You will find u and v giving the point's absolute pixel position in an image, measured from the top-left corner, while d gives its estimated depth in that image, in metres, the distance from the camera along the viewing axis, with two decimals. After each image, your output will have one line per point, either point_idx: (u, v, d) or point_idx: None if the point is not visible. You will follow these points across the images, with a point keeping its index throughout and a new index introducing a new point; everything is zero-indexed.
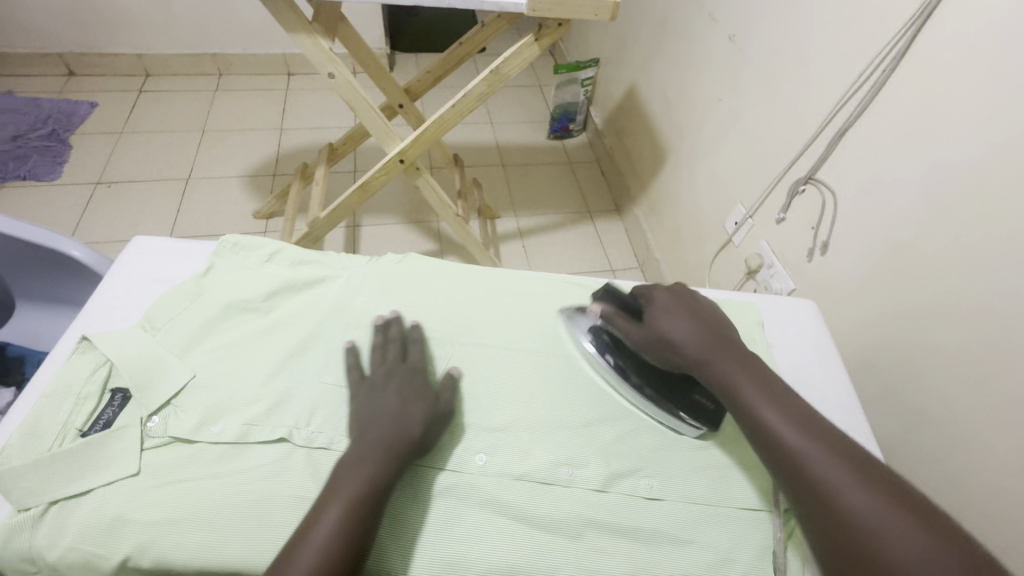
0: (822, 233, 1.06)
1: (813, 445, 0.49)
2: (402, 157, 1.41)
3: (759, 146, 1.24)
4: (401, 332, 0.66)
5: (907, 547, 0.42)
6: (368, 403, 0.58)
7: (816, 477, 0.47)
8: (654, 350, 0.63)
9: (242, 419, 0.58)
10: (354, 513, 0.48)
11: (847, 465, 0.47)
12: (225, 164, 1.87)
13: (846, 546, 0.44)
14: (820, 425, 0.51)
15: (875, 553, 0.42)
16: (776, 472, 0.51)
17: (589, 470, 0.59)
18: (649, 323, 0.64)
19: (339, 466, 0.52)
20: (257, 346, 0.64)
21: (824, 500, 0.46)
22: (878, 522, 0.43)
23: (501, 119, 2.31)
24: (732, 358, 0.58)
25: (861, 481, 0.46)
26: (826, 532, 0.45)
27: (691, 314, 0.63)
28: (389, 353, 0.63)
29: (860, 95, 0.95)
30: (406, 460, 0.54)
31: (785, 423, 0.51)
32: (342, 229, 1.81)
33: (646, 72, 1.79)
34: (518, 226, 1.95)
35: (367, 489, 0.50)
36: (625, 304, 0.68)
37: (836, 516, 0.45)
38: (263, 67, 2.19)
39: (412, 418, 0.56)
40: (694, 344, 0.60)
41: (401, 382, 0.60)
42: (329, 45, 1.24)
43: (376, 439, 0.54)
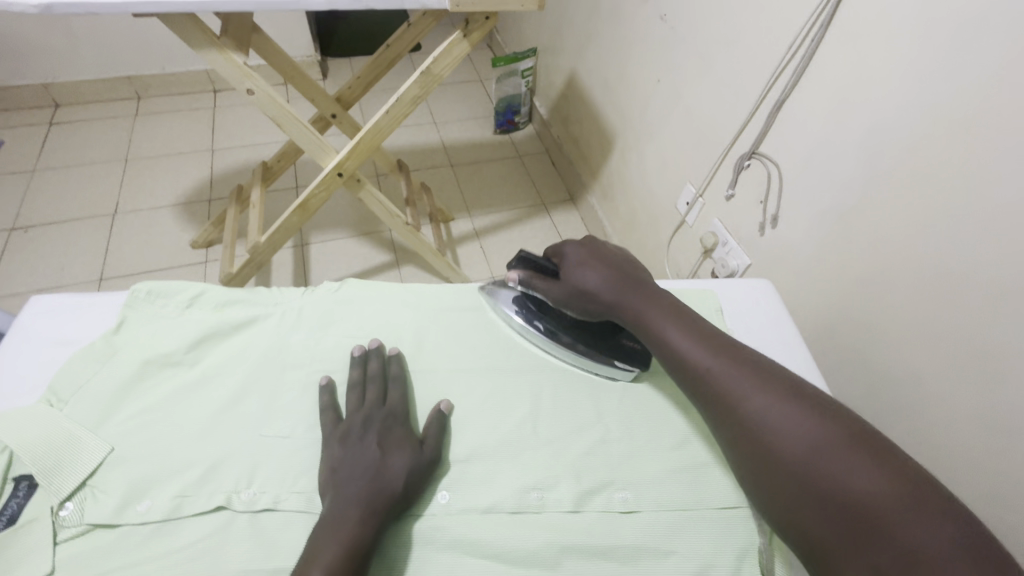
0: (771, 206, 1.06)
1: (720, 360, 0.54)
2: (341, 170, 1.34)
3: (702, 124, 1.23)
4: (380, 368, 0.62)
5: (796, 435, 0.47)
6: (346, 453, 0.54)
7: (721, 388, 0.52)
8: (575, 304, 0.64)
9: (172, 490, 0.52)
10: (338, 572, 0.45)
11: (747, 374, 0.52)
12: (154, 194, 1.74)
13: (747, 442, 0.50)
14: (720, 342, 0.56)
15: (769, 445, 0.48)
16: (689, 389, 0.55)
17: (560, 490, 0.56)
18: (564, 280, 0.64)
19: (319, 526, 0.49)
20: (184, 405, 0.58)
21: (728, 408, 0.51)
22: (773, 421, 0.49)
23: (444, 117, 2.25)
24: (645, 294, 0.61)
25: (760, 389, 0.51)
26: (729, 432, 0.51)
27: (600, 259, 0.64)
28: (367, 394, 0.59)
29: (792, 67, 0.95)
30: (389, 512, 0.50)
31: (693, 343, 0.56)
32: (290, 250, 1.73)
33: (584, 57, 1.77)
34: (474, 226, 1.90)
35: (348, 551, 0.46)
36: (540, 264, 0.66)
37: (737, 419, 0.51)
38: (186, 86, 2.05)
39: (394, 469, 0.53)
40: (606, 288, 0.61)
41: (380, 429, 0.56)
42: (244, 59, 1.16)
43: (359, 493, 0.50)
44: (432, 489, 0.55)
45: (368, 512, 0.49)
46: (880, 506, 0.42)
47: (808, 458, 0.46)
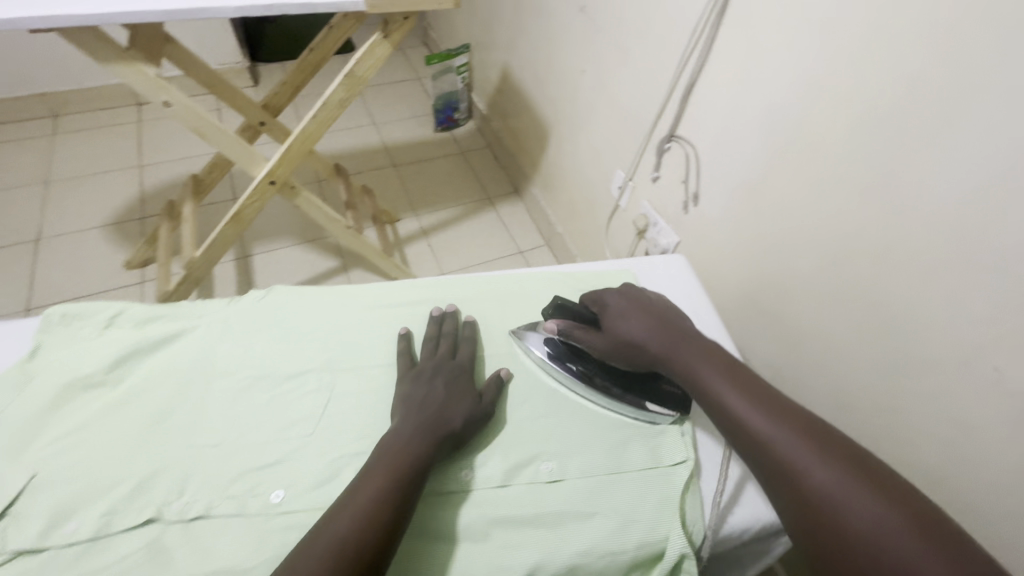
0: (692, 184, 1.12)
1: (780, 427, 0.52)
2: (273, 178, 1.32)
3: (626, 110, 1.29)
4: (453, 327, 0.70)
5: (863, 514, 0.45)
6: (417, 389, 0.61)
7: (779, 457, 0.50)
8: (620, 355, 0.64)
9: (100, 509, 0.52)
10: (398, 480, 0.52)
11: (810, 442, 0.50)
12: (79, 216, 1.67)
13: (810, 517, 0.47)
14: (779, 404, 0.54)
15: (834, 520, 0.46)
16: (747, 455, 0.54)
17: (488, 468, 0.60)
18: (605, 330, 0.66)
19: (387, 440, 0.56)
20: (110, 424, 0.58)
21: (791, 480, 0.49)
22: (841, 496, 0.46)
23: (384, 118, 2.24)
24: (697, 350, 0.61)
25: (823, 459, 0.49)
26: (789, 504, 0.49)
27: (646, 311, 0.66)
28: (440, 346, 0.67)
29: (697, 53, 1.01)
30: (445, 445, 0.57)
31: (750, 408, 0.55)
32: (231, 263, 1.69)
33: (515, 51, 1.80)
34: (420, 226, 1.91)
35: (416, 462, 0.54)
36: (577, 312, 0.69)
37: (797, 491, 0.48)
38: (107, 100, 1.96)
39: (455, 412, 0.60)
40: (654, 340, 0.63)
41: (448, 377, 0.63)
42: (157, 71, 1.13)
43: (425, 422, 0.57)
44: (484, 436, 0.62)
45: (433, 438, 0.56)
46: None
47: (879, 539, 0.43)
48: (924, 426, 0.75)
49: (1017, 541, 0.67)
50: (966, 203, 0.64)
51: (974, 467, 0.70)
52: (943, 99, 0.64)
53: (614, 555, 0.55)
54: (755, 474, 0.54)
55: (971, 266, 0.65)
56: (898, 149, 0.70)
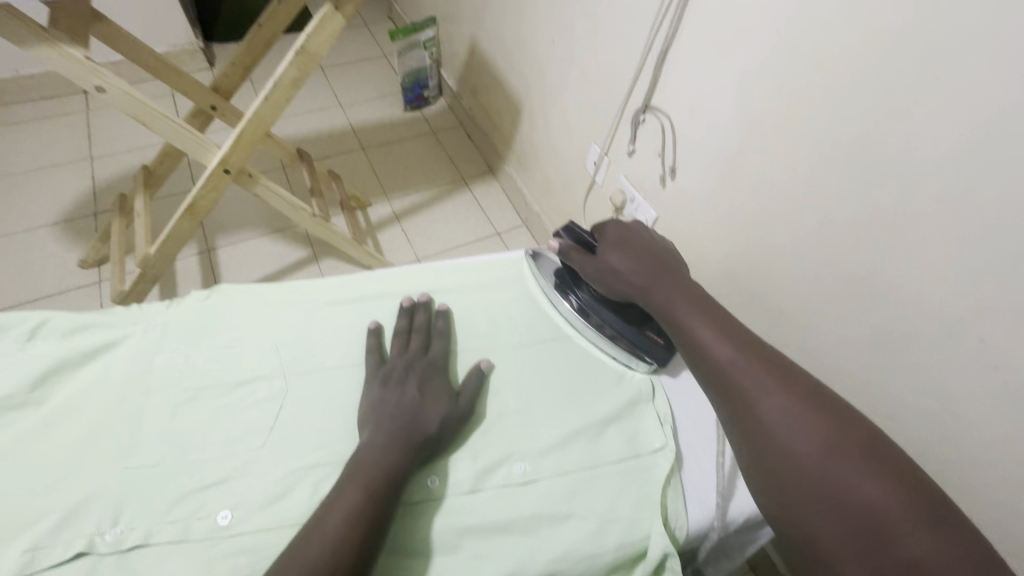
0: (668, 157, 1.07)
1: (746, 355, 0.51)
2: (227, 166, 1.24)
3: (598, 82, 1.22)
4: (427, 320, 0.65)
5: (811, 438, 0.46)
6: (387, 393, 0.57)
7: (740, 385, 0.50)
8: (605, 283, 0.64)
9: (21, 546, 0.47)
10: (374, 497, 0.48)
11: (772, 373, 0.50)
12: (26, 214, 1.56)
13: (761, 442, 0.47)
14: (747, 336, 0.54)
15: (786, 445, 0.46)
16: (708, 381, 0.53)
17: (456, 473, 0.56)
18: (598, 257, 0.65)
19: (358, 453, 0.52)
20: (34, 448, 0.52)
21: (747, 405, 0.49)
22: (793, 423, 0.47)
23: (350, 98, 2.13)
24: (673, 283, 0.60)
25: (782, 387, 0.49)
26: (744, 429, 0.49)
27: (631, 244, 0.65)
28: (412, 342, 0.63)
29: (669, 17, 0.95)
30: (421, 452, 0.53)
31: (719, 337, 0.53)
32: (193, 257, 1.61)
33: (482, 23, 1.71)
34: (393, 210, 1.84)
35: (388, 475, 0.50)
36: (582, 238, 0.68)
37: (753, 417, 0.48)
38: (50, 89, 1.83)
39: (431, 414, 0.56)
40: (636, 273, 0.62)
41: (419, 376, 0.59)
42: (86, 53, 1.03)
43: (396, 428, 0.53)
44: (464, 435, 0.59)
45: (406, 446, 0.52)
46: (888, 515, 0.41)
47: (826, 464, 0.44)
48: (907, 400, 0.73)
49: (1002, 514, 0.66)
50: (952, 168, 0.60)
51: (958, 441, 0.68)
52: (928, 57, 0.59)
53: (593, 559, 0.52)
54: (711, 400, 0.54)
55: (958, 235, 0.61)
56: (881, 114, 0.65)
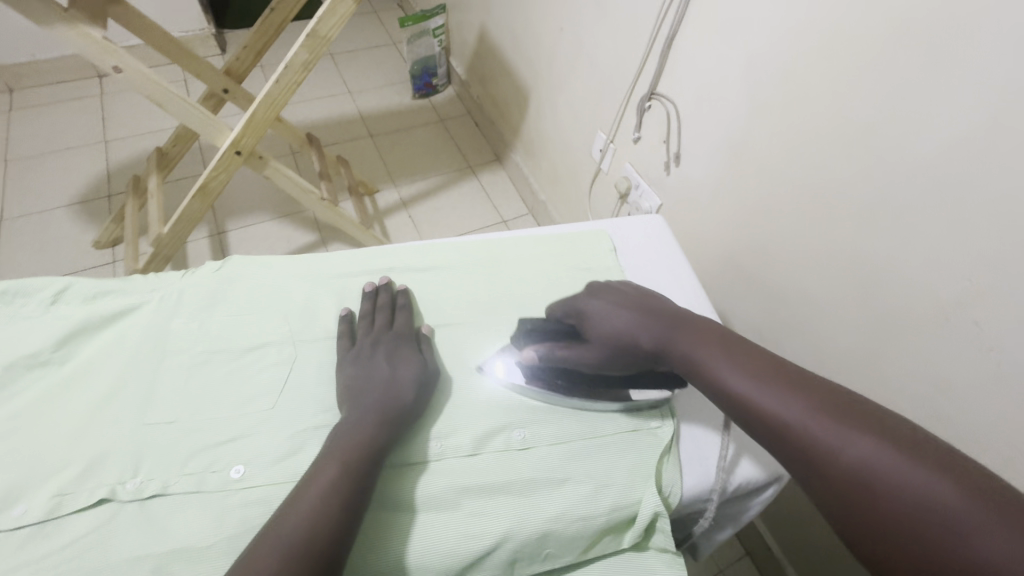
0: (673, 144, 1.08)
1: (799, 402, 0.46)
2: (238, 148, 1.26)
3: (605, 69, 1.23)
4: (389, 299, 0.67)
5: (909, 489, 0.39)
6: (359, 371, 0.59)
7: (803, 435, 0.44)
8: (609, 361, 0.60)
9: (48, 491, 0.50)
10: (352, 471, 0.50)
11: (838, 417, 0.44)
12: (42, 195, 1.60)
13: (850, 505, 0.41)
14: (794, 378, 0.49)
15: (881, 502, 0.39)
16: (768, 441, 0.47)
17: (458, 437, 0.58)
18: (590, 340, 0.61)
19: (336, 433, 0.54)
20: (57, 403, 0.55)
21: (822, 464, 0.43)
22: (880, 474, 0.40)
23: (359, 86, 2.15)
24: (691, 334, 0.56)
25: (854, 432, 0.43)
26: (824, 492, 0.43)
27: (626, 303, 0.62)
28: (377, 320, 0.64)
29: (676, 3, 0.96)
30: (398, 425, 0.56)
31: (760, 387, 0.49)
32: (205, 239, 1.64)
33: (491, 11, 1.72)
34: (400, 197, 1.86)
35: (363, 449, 0.52)
36: (551, 329, 0.65)
37: (831, 472, 0.42)
38: (65, 73, 1.86)
39: (404, 381, 0.58)
40: (643, 333, 0.58)
41: (388, 350, 0.61)
42: (103, 34, 1.06)
43: (374, 407, 0.56)
44: (439, 402, 0.61)
45: (381, 421, 0.55)
46: None
47: (935, 517, 0.37)
48: (901, 383, 0.74)
49: None
50: (953, 150, 0.61)
51: (951, 420, 0.69)
52: (930, 42, 0.60)
53: (587, 520, 0.54)
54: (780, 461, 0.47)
55: (955, 216, 0.62)
56: (883, 98, 0.66)
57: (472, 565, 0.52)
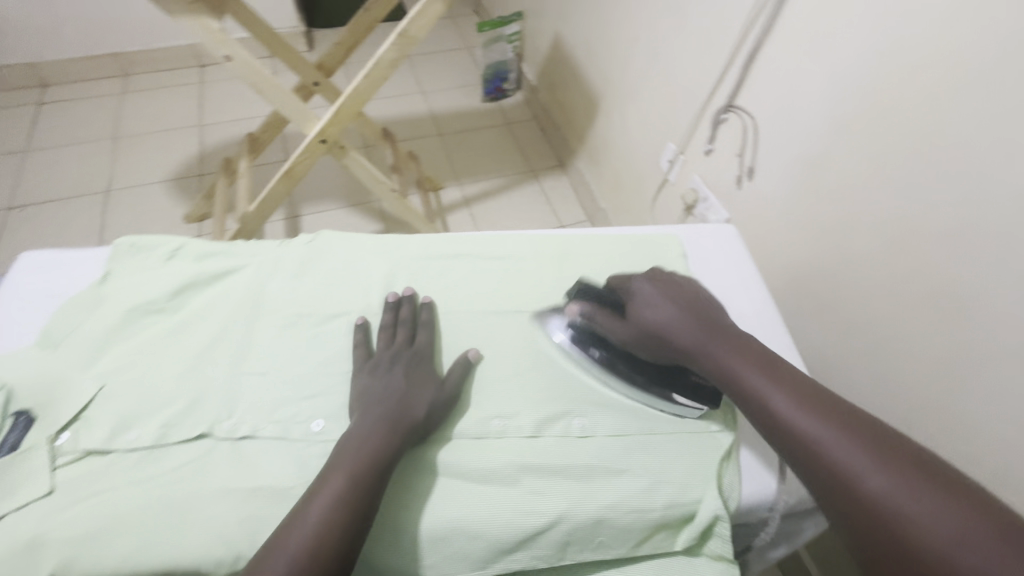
0: (747, 158, 1.07)
1: (830, 425, 0.46)
2: (323, 136, 1.35)
3: (681, 80, 1.23)
4: (412, 313, 0.66)
5: (930, 525, 0.39)
6: (374, 381, 0.58)
7: (828, 458, 0.44)
8: (644, 345, 0.59)
9: (157, 421, 0.56)
10: (359, 482, 0.49)
11: (865, 444, 0.44)
12: (146, 170, 1.76)
13: (869, 532, 0.41)
14: (826, 400, 0.48)
15: (902, 534, 0.40)
16: (790, 456, 0.48)
17: (520, 419, 0.60)
18: (630, 320, 0.60)
19: (345, 441, 0.53)
20: (168, 346, 0.62)
21: (843, 488, 0.43)
22: (901, 505, 0.40)
23: (433, 86, 2.24)
24: (730, 344, 0.55)
25: (880, 462, 0.43)
26: (843, 516, 0.43)
27: (673, 297, 0.59)
28: (397, 335, 0.63)
29: (764, 16, 0.95)
30: (409, 438, 0.54)
31: (793, 405, 0.49)
32: (281, 221, 1.75)
33: (568, 19, 1.75)
34: (463, 195, 1.91)
35: (373, 462, 0.50)
36: (601, 298, 0.63)
37: (851, 497, 0.42)
38: (173, 62, 2.05)
39: (418, 399, 0.57)
40: (683, 330, 0.57)
41: (407, 364, 0.60)
42: (219, 26, 1.16)
43: (384, 420, 0.54)
44: (447, 425, 0.59)
45: (392, 434, 0.53)
46: None
47: (956, 554, 0.37)
48: (983, 427, 0.68)
49: None
50: None
51: None
52: None
53: (641, 513, 0.54)
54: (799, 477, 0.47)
55: None
56: (985, 119, 0.64)
57: (524, 542, 0.53)
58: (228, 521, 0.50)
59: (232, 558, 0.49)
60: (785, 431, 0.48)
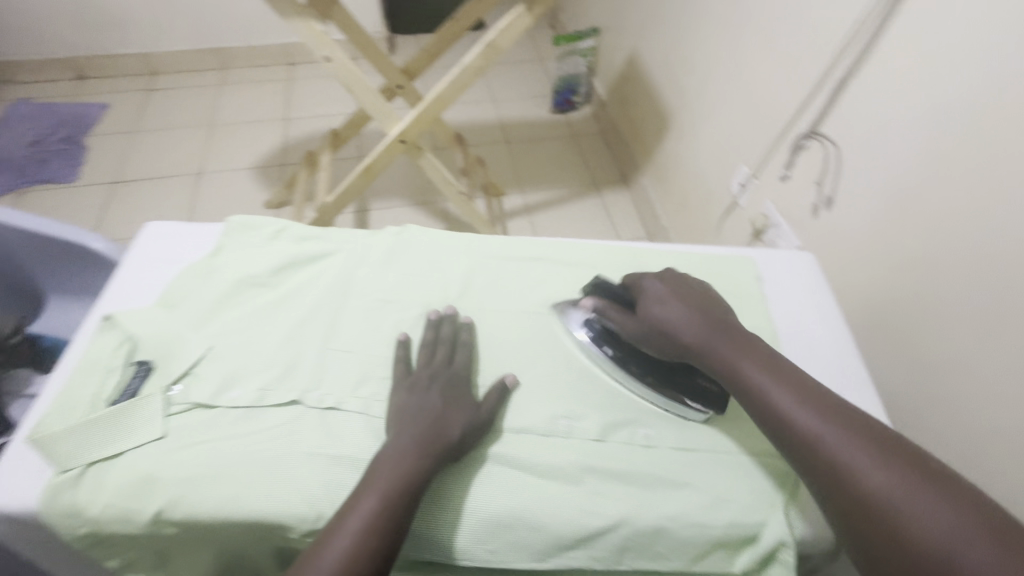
0: (826, 187, 1.05)
1: (833, 428, 0.51)
2: (404, 137, 1.42)
3: (762, 103, 1.22)
4: (451, 333, 0.66)
5: (923, 519, 0.45)
6: (411, 400, 0.59)
7: (832, 457, 0.50)
8: (652, 341, 0.63)
9: (257, 384, 0.62)
10: (388, 509, 0.51)
11: (866, 446, 0.49)
12: (235, 157, 1.91)
13: (866, 526, 0.47)
14: (828, 404, 0.53)
15: (897, 528, 0.45)
16: (796, 456, 0.52)
17: (586, 421, 0.62)
18: (640, 315, 0.64)
19: (377, 460, 0.54)
20: (268, 318, 0.68)
21: (845, 486, 0.48)
22: (897, 500, 0.46)
23: (503, 95, 2.30)
24: (739, 346, 0.59)
25: (879, 461, 0.48)
26: (844, 510, 0.48)
27: (683, 298, 0.64)
28: (437, 354, 0.64)
29: (860, 44, 0.94)
30: (442, 461, 0.55)
31: (798, 407, 0.53)
32: (352, 213, 1.84)
33: (646, 37, 1.76)
34: (524, 202, 1.95)
35: (402, 486, 0.52)
36: (615, 294, 0.68)
37: (852, 494, 0.48)
38: (266, 59, 2.21)
39: (452, 422, 0.57)
40: (694, 330, 0.61)
41: (444, 385, 0.61)
42: (324, 28, 1.25)
43: (416, 441, 0.55)
44: (482, 449, 0.59)
45: (423, 459, 0.54)
46: None
47: (945, 542, 0.43)
48: None
49: None
50: None
51: None
52: None
53: (702, 528, 0.55)
54: (802, 475, 0.52)
55: None
56: None
57: (585, 539, 0.55)
58: (315, 481, 0.55)
59: (314, 516, 0.53)
60: (792, 432, 0.52)
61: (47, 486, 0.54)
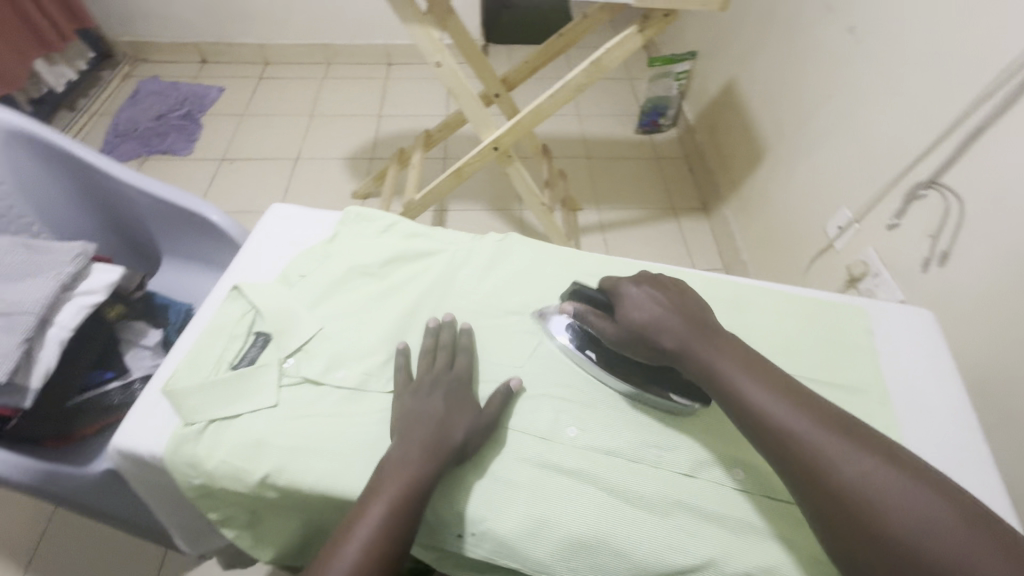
0: (943, 242, 0.98)
1: (807, 420, 0.50)
2: (497, 144, 1.46)
3: (875, 146, 1.16)
4: (451, 338, 0.67)
5: (901, 510, 0.44)
6: (414, 405, 0.59)
7: (811, 454, 0.48)
8: (632, 347, 0.61)
9: (362, 368, 0.65)
10: (399, 514, 0.51)
11: (841, 438, 0.48)
12: (330, 147, 2.02)
13: (850, 524, 0.45)
14: (801, 397, 0.52)
15: (877, 522, 0.44)
16: (773, 454, 0.50)
17: (677, 455, 0.61)
18: (619, 320, 0.62)
19: (384, 462, 0.54)
20: (375, 307, 0.71)
21: (825, 484, 0.47)
22: (876, 491, 0.45)
23: (588, 111, 2.31)
24: (711, 340, 0.57)
25: (856, 454, 0.47)
26: (825, 508, 0.47)
27: (657, 295, 0.62)
28: (437, 359, 0.64)
29: (1003, 95, 0.87)
30: (447, 464, 0.56)
31: (772, 400, 0.52)
32: (432, 212, 1.90)
33: (748, 65, 1.72)
34: (600, 220, 1.94)
35: (412, 490, 0.52)
36: (594, 299, 0.66)
37: (834, 491, 0.46)
38: (366, 58, 2.33)
39: (455, 426, 0.58)
40: (668, 327, 0.58)
41: (447, 391, 0.61)
42: (439, 35, 1.31)
43: (423, 445, 0.55)
44: (500, 464, 0.59)
45: (430, 462, 0.54)
46: None
47: (923, 531, 0.43)
48: None
49: None
50: None
51: None
52: None
53: None
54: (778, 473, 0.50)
55: None
56: None
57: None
58: None
59: None
60: (769, 429, 0.50)
61: (174, 435, 0.59)
